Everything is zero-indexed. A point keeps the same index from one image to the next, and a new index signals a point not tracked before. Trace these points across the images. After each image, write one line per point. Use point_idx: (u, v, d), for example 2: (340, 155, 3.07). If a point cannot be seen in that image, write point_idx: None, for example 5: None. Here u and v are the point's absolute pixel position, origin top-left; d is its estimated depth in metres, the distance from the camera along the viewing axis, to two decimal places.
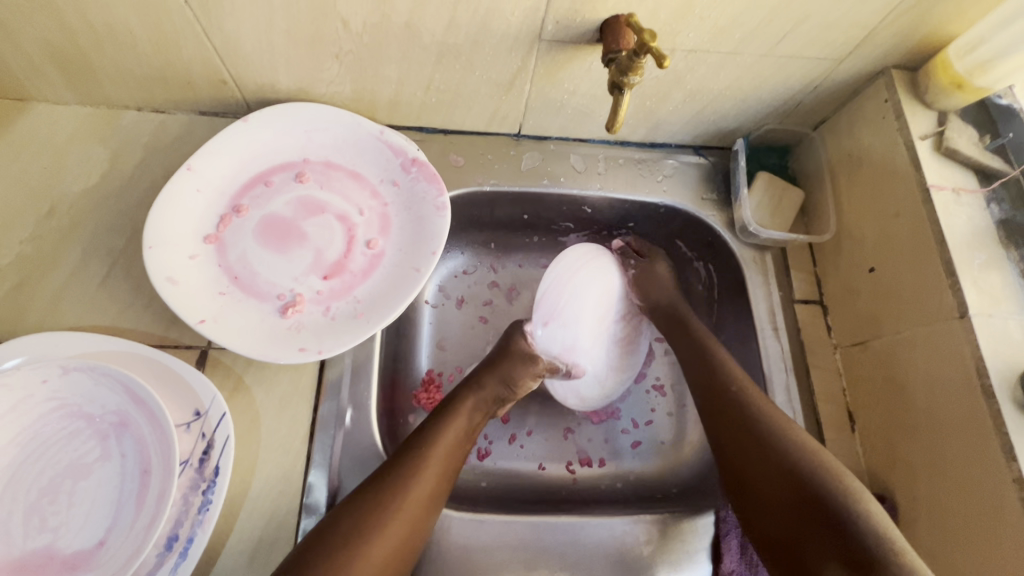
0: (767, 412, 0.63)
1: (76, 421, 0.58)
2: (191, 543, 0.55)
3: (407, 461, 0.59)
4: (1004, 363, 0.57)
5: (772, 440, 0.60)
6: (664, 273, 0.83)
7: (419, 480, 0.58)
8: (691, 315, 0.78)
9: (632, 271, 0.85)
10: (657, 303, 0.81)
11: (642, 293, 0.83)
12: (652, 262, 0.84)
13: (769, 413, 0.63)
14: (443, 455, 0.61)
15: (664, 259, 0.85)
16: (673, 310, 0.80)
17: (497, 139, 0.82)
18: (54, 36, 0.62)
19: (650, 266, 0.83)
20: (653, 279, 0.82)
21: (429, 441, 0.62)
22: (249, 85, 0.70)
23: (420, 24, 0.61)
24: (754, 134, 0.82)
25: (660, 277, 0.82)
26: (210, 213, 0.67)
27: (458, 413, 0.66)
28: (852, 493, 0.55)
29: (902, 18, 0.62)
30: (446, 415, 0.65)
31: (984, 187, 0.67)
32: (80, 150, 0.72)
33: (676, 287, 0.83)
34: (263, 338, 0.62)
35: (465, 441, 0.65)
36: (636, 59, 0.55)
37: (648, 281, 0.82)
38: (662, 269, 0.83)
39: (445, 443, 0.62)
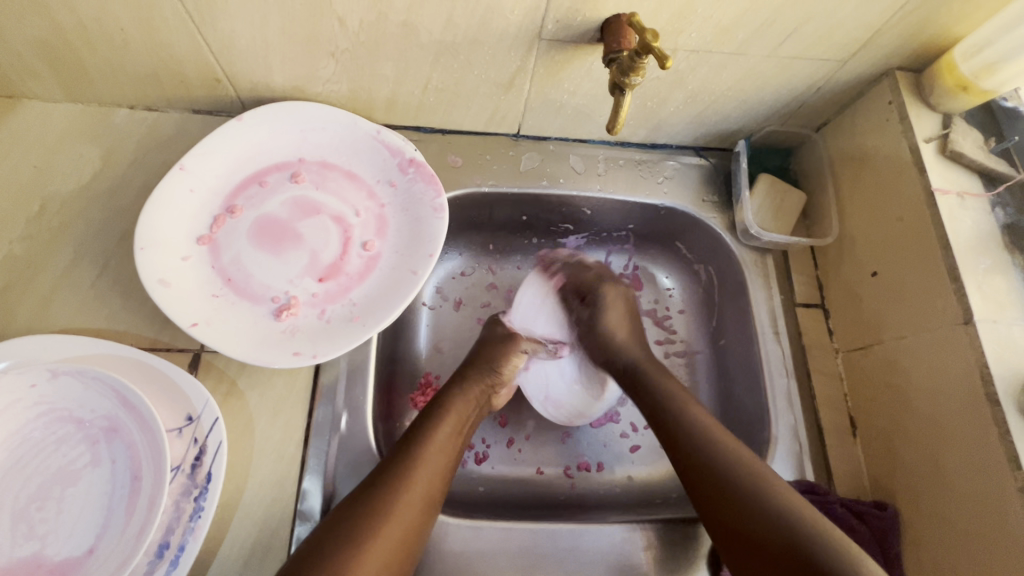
0: (724, 451, 0.59)
1: (65, 426, 0.57)
2: (182, 551, 0.54)
3: (399, 464, 0.58)
4: (1009, 370, 0.56)
5: (731, 480, 0.56)
6: (614, 325, 0.78)
7: (412, 483, 0.57)
8: (648, 372, 0.71)
9: (581, 310, 0.82)
10: (611, 360, 0.76)
11: (605, 347, 0.77)
12: (597, 306, 0.80)
13: (727, 453, 0.59)
14: (435, 457, 0.60)
15: (621, 305, 0.80)
16: (630, 365, 0.73)
17: (496, 139, 0.81)
18: (43, 33, 0.60)
19: (607, 311, 0.79)
20: (603, 337, 0.78)
21: (419, 443, 0.61)
22: (244, 84, 0.69)
23: (417, 22, 0.60)
24: (756, 136, 0.81)
25: (610, 344, 0.77)
26: (204, 214, 0.66)
27: (446, 413, 0.65)
28: (825, 533, 0.50)
29: (906, 19, 0.61)
30: (435, 415, 0.64)
31: (989, 191, 0.66)
32: (71, 149, 0.71)
33: (639, 349, 0.76)
34: (257, 341, 0.61)
35: (455, 442, 0.64)
36: (638, 60, 0.54)
37: (605, 335, 0.78)
38: (612, 321, 0.79)
39: (436, 444, 0.61)
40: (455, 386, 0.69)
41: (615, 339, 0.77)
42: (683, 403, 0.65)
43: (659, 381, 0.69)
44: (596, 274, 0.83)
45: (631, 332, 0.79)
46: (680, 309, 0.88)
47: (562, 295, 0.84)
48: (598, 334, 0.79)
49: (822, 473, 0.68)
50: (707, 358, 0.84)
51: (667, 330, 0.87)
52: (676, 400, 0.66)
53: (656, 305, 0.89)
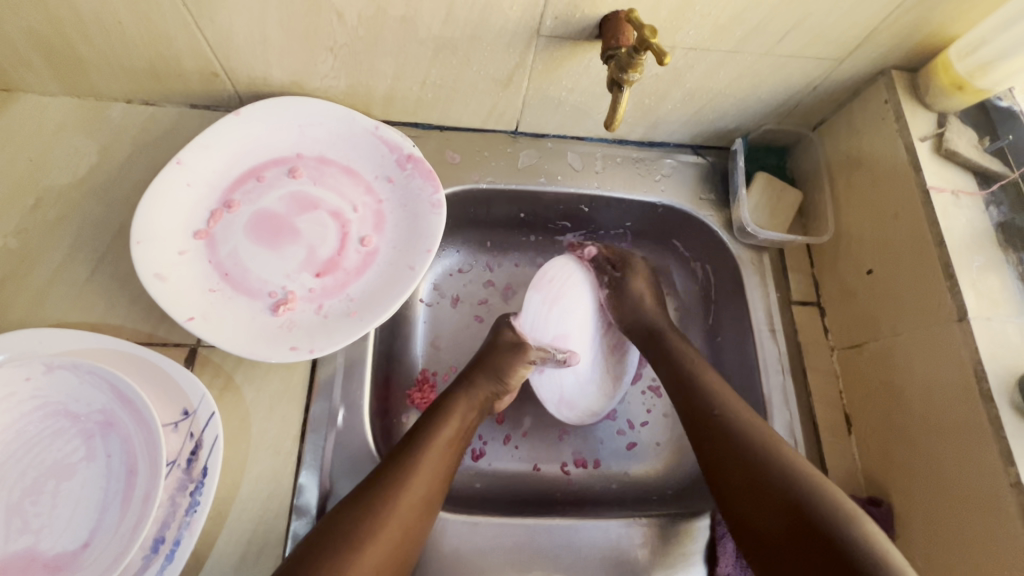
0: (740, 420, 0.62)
1: (59, 420, 0.56)
2: (177, 546, 0.54)
3: (399, 465, 0.58)
4: (1002, 366, 0.57)
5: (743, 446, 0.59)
6: (641, 291, 0.80)
7: (411, 484, 0.57)
8: (670, 335, 0.75)
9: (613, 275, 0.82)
10: (634, 323, 0.79)
11: (633, 309, 0.79)
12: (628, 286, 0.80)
13: (744, 419, 0.62)
14: (436, 458, 0.60)
15: (649, 277, 0.82)
16: (651, 327, 0.77)
17: (494, 136, 0.81)
18: (40, 25, 0.60)
19: (635, 278, 0.81)
20: (632, 299, 0.80)
21: (421, 444, 0.61)
22: (242, 79, 0.69)
23: (416, 18, 0.60)
24: (753, 134, 0.82)
25: (638, 300, 0.79)
26: (200, 208, 0.66)
27: (450, 412, 0.65)
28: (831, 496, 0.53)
29: (903, 18, 0.61)
30: (439, 415, 0.65)
31: (983, 190, 0.66)
32: (67, 143, 0.70)
33: (659, 313, 0.79)
34: (254, 336, 0.61)
35: (458, 443, 0.64)
36: (636, 56, 0.54)
37: (631, 297, 0.80)
38: (640, 284, 0.80)
39: (438, 445, 0.61)
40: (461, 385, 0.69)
41: (642, 304, 0.79)
42: (707, 377, 0.68)
43: (681, 355, 0.72)
44: (622, 251, 0.84)
45: (655, 297, 0.81)
46: (677, 307, 0.88)
47: (594, 263, 0.84)
48: (624, 295, 0.80)
49: (817, 470, 0.69)
50: (703, 355, 0.85)
51: None
52: (694, 371, 0.69)
53: None
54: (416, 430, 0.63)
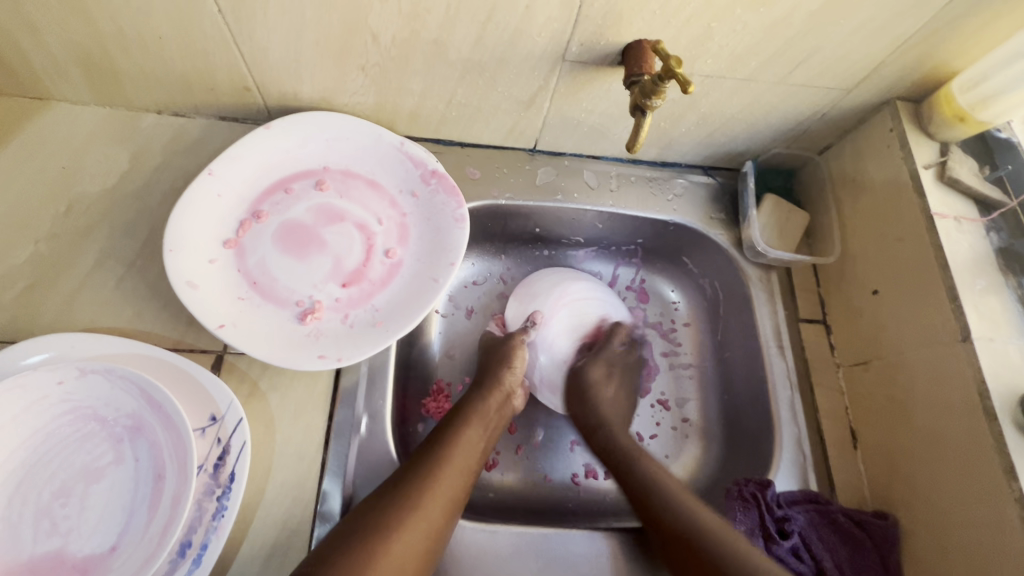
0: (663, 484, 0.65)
1: (89, 423, 0.57)
2: (205, 550, 0.55)
3: (423, 469, 0.60)
4: (1004, 386, 0.59)
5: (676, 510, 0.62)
6: (597, 379, 0.78)
7: (435, 487, 0.59)
8: (616, 434, 0.73)
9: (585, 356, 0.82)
10: (584, 419, 0.76)
11: (587, 408, 0.75)
12: (584, 373, 0.78)
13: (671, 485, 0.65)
14: (459, 462, 0.62)
15: (620, 392, 0.79)
16: (595, 426, 0.74)
17: (513, 153, 0.83)
18: (81, 39, 0.62)
19: (596, 368, 0.78)
20: (586, 389, 0.77)
21: (444, 449, 0.63)
22: (273, 93, 0.71)
23: (448, 41, 0.63)
24: (762, 157, 0.85)
25: (597, 401, 0.76)
26: (230, 218, 0.68)
27: (472, 418, 0.67)
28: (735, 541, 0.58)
29: (908, 53, 0.65)
30: (463, 418, 0.67)
31: (983, 217, 0.69)
32: (98, 151, 0.72)
33: (618, 415, 0.76)
34: (281, 344, 0.63)
35: (479, 449, 0.66)
36: (660, 84, 0.57)
37: (590, 391, 0.76)
38: (599, 375, 0.78)
39: (460, 451, 0.63)
40: (482, 391, 0.71)
41: (598, 399, 0.76)
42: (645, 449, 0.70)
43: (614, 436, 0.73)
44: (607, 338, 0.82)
45: (617, 400, 0.78)
46: (685, 322, 0.91)
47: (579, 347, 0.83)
48: (581, 389, 0.77)
49: (825, 483, 0.71)
50: (712, 370, 0.87)
51: (672, 342, 0.90)
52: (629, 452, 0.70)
53: (662, 318, 0.91)
54: (439, 436, 0.65)
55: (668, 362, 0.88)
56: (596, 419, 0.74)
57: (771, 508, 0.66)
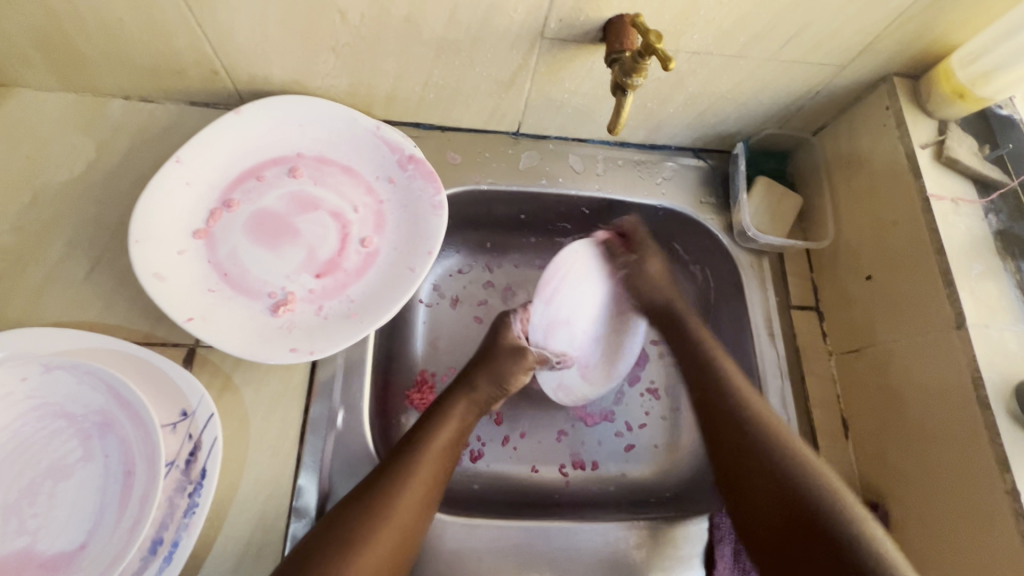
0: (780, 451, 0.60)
1: (56, 420, 0.56)
2: (176, 547, 0.54)
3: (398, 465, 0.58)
4: (999, 375, 0.57)
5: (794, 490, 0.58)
6: (656, 272, 0.81)
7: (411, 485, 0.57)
8: (677, 344, 0.75)
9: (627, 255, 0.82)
10: (654, 302, 0.81)
11: (643, 287, 0.81)
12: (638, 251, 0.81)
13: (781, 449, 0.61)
14: (435, 458, 0.61)
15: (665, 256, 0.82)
16: (667, 309, 0.79)
17: (496, 137, 0.81)
18: (36, 21, 0.59)
19: (644, 262, 0.81)
20: (642, 278, 0.81)
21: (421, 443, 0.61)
22: (242, 76, 0.68)
23: (420, 18, 0.60)
24: (754, 138, 0.82)
25: (648, 280, 0.81)
26: (200, 207, 0.66)
27: (452, 412, 0.66)
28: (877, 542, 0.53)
29: (906, 26, 0.62)
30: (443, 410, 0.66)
31: (982, 198, 0.67)
32: (64, 140, 0.70)
33: (676, 287, 0.81)
34: (254, 337, 0.61)
35: (457, 443, 0.65)
36: (641, 61, 0.54)
37: (643, 278, 0.81)
38: (653, 267, 0.81)
39: (439, 446, 0.62)
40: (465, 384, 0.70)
41: (657, 281, 0.81)
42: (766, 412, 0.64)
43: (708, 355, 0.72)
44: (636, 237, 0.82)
45: (666, 270, 0.82)
46: None
47: (605, 246, 0.84)
48: (637, 279, 0.82)
49: None
50: None
51: None
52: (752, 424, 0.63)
53: None
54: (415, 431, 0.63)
55: (658, 351, 0.87)
56: (664, 298, 0.80)
57: None
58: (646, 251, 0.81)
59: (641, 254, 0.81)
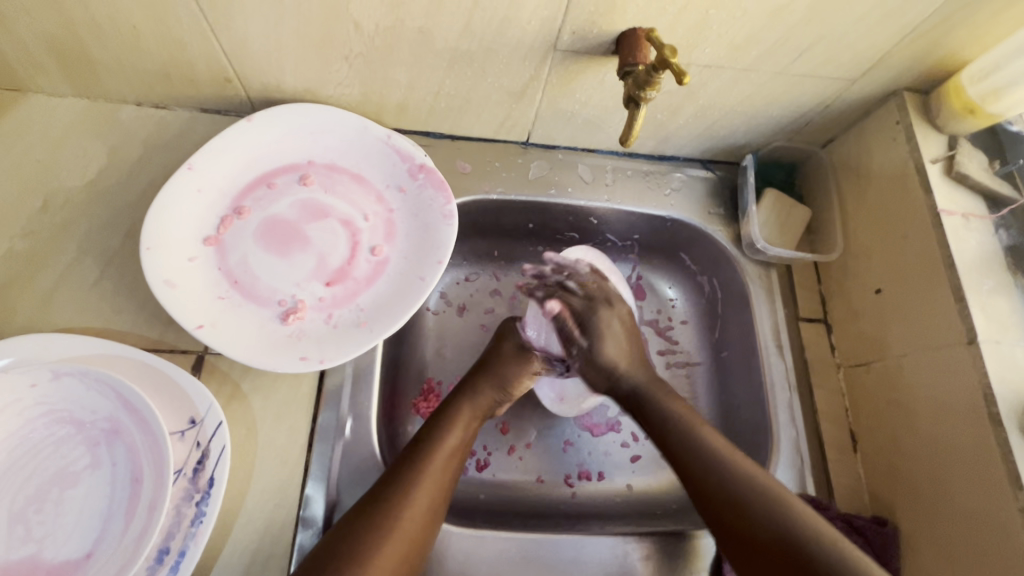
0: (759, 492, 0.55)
1: (64, 427, 0.56)
2: (182, 557, 0.53)
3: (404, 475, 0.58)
4: (1011, 391, 0.57)
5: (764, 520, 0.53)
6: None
7: (416, 495, 0.57)
8: (653, 398, 0.65)
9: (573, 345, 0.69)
10: (615, 386, 0.68)
11: (608, 370, 0.68)
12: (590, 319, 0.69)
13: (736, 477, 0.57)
14: (440, 469, 0.60)
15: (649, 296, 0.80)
16: (635, 391, 0.67)
17: (505, 146, 0.81)
18: (52, 27, 0.59)
19: (604, 312, 0.69)
20: (603, 367, 0.68)
21: (425, 454, 0.61)
22: (255, 84, 0.69)
23: (433, 29, 0.60)
24: (763, 150, 0.82)
25: (609, 364, 0.67)
26: (211, 214, 0.66)
27: (456, 420, 0.66)
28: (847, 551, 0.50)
29: (917, 42, 0.62)
30: (446, 416, 0.66)
31: (992, 214, 0.67)
32: (76, 145, 0.70)
33: (632, 359, 0.68)
34: (264, 345, 0.61)
35: (460, 452, 0.64)
36: (655, 75, 0.54)
37: (604, 364, 0.67)
38: (612, 349, 0.68)
39: (443, 455, 0.62)
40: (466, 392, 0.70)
41: (617, 367, 0.68)
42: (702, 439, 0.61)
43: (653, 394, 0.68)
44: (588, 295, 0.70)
45: (629, 351, 0.69)
46: (683, 320, 0.88)
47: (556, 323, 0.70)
48: (597, 364, 0.68)
49: (824, 487, 0.69)
50: (709, 369, 0.85)
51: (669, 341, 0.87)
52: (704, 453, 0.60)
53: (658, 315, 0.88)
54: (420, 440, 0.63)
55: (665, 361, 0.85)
56: (625, 381, 0.67)
57: None
58: (609, 301, 0.71)
59: (603, 303, 0.70)
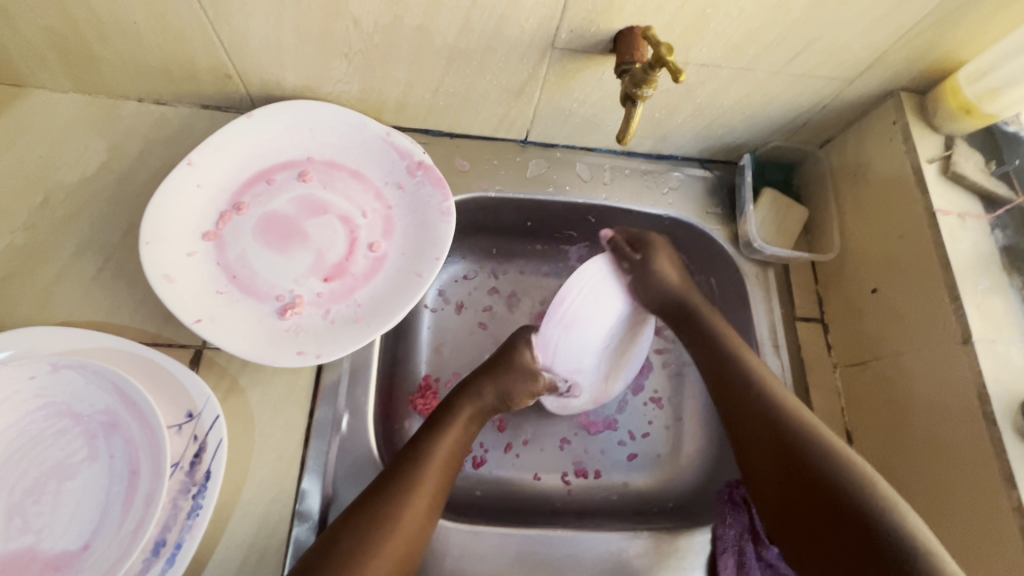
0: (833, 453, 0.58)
1: (63, 419, 0.56)
2: (179, 549, 0.53)
3: (406, 471, 0.59)
4: (1006, 390, 0.57)
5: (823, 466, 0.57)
6: (664, 270, 0.78)
7: (420, 490, 0.58)
8: (703, 312, 0.76)
9: (632, 261, 0.80)
10: (666, 302, 0.79)
11: (659, 289, 0.79)
12: (645, 237, 0.80)
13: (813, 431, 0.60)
14: (442, 466, 0.61)
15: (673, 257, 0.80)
16: (683, 302, 0.78)
17: (504, 144, 0.81)
18: (54, 23, 0.60)
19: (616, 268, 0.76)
20: (653, 283, 0.79)
21: (428, 450, 0.61)
22: (254, 80, 0.69)
23: (433, 26, 0.60)
24: (761, 150, 0.82)
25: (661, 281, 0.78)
26: (210, 210, 0.66)
27: (458, 417, 0.66)
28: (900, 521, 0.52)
29: (914, 42, 0.62)
30: (449, 412, 0.67)
31: (988, 213, 0.67)
32: (78, 140, 0.70)
33: (688, 288, 0.79)
34: (261, 340, 0.61)
35: (462, 449, 0.65)
36: (651, 73, 0.54)
37: (658, 280, 0.78)
38: (663, 264, 0.79)
39: (446, 452, 0.62)
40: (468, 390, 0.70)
41: (669, 284, 0.78)
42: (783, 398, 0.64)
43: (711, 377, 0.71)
44: (636, 241, 0.80)
45: (676, 271, 0.79)
46: None
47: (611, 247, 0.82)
48: (648, 283, 0.79)
49: None
50: None
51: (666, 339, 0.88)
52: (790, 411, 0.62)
53: None
54: (422, 436, 0.63)
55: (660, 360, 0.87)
56: (676, 294, 0.78)
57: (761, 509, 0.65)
58: (647, 249, 0.79)
59: (644, 251, 0.79)
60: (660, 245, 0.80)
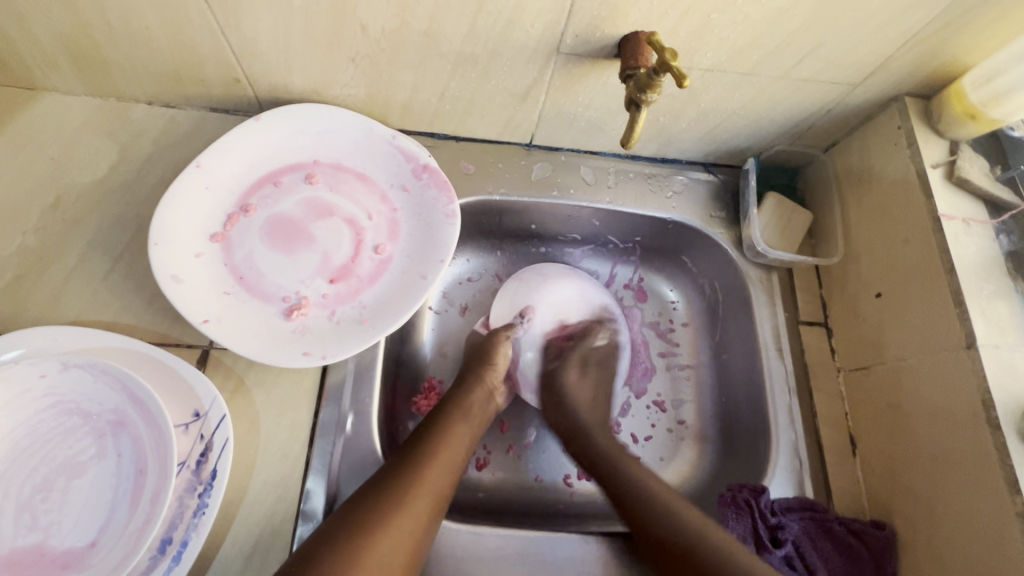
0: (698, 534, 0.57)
1: (72, 417, 0.57)
2: (185, 547, 0.54)
3: (396, 493, 0.56)
4: (1010, 396, 0.57)
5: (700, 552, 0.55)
6: (574, 387, 0.77)
7: (412, 507, 0.56)
8: (597, 441, 0.70)
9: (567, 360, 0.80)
10: (562, 416, 0.74)
11: (566, 410, 0.74)
12: (586, 341, 0.82)
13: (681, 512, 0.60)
14: (432, 488, 0.58)
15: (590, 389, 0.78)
16: (579, 426, 0.72)
17: (508, 148, 0.82)
18: (67, 28, 0.61)
19: (565, 371, 0.78)
20: (560, 395, 0.76)
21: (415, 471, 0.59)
22: (262, 84, 0.70)
23: (438, 32, 0.61)
24: (765, 154, 0.82)
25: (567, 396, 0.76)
26: (218, 211, 0.67)
27: (447, 438, 0.64)
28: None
29: (918, 47, 0.62)
30: (442, 425, 0.65)
31: (993, 219, 0.67)
32: (88, 143, 0.71)
33: (592, 409, 0.75)
34: (267, 340, 0.62)
35: (453, 471, 0.62)
36: (655, 78, 0.55)
37: (564, 393, 0.76)
38: (572, 377, 0.78)
39: (436, 474, 0.60)
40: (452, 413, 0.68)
41: (573, 401, 0.75)
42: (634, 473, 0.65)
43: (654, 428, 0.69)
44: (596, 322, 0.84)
45: (593, 400, 0.77)
46: (684, 322, 0.89)
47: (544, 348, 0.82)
48: (557, 392, 0.76)
49: (821, 490, 0.69)
50: (709, 371, 0.85)
51: (669, 342, 0.88)
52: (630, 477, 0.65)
53: (659, 318, 0.90)
54: (408, 457, 0.60)
55: (664, 363, 0.87)
56: (573, 418, 0.73)
57: (764, 515, 0.64)
58: (562, 358, 0.80)
59: (572, 362, 0.79)
60: (606, 330, 0.83)
